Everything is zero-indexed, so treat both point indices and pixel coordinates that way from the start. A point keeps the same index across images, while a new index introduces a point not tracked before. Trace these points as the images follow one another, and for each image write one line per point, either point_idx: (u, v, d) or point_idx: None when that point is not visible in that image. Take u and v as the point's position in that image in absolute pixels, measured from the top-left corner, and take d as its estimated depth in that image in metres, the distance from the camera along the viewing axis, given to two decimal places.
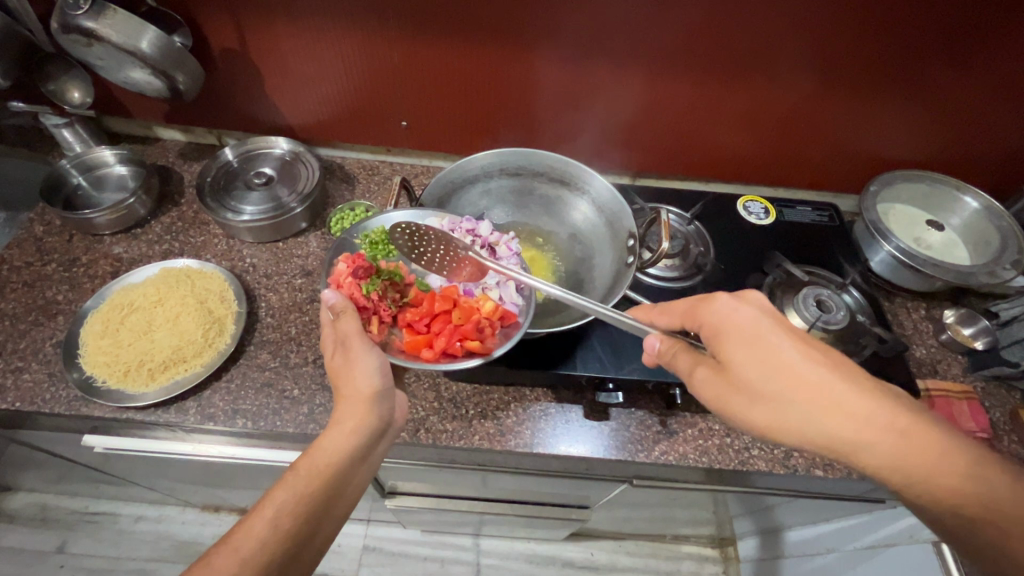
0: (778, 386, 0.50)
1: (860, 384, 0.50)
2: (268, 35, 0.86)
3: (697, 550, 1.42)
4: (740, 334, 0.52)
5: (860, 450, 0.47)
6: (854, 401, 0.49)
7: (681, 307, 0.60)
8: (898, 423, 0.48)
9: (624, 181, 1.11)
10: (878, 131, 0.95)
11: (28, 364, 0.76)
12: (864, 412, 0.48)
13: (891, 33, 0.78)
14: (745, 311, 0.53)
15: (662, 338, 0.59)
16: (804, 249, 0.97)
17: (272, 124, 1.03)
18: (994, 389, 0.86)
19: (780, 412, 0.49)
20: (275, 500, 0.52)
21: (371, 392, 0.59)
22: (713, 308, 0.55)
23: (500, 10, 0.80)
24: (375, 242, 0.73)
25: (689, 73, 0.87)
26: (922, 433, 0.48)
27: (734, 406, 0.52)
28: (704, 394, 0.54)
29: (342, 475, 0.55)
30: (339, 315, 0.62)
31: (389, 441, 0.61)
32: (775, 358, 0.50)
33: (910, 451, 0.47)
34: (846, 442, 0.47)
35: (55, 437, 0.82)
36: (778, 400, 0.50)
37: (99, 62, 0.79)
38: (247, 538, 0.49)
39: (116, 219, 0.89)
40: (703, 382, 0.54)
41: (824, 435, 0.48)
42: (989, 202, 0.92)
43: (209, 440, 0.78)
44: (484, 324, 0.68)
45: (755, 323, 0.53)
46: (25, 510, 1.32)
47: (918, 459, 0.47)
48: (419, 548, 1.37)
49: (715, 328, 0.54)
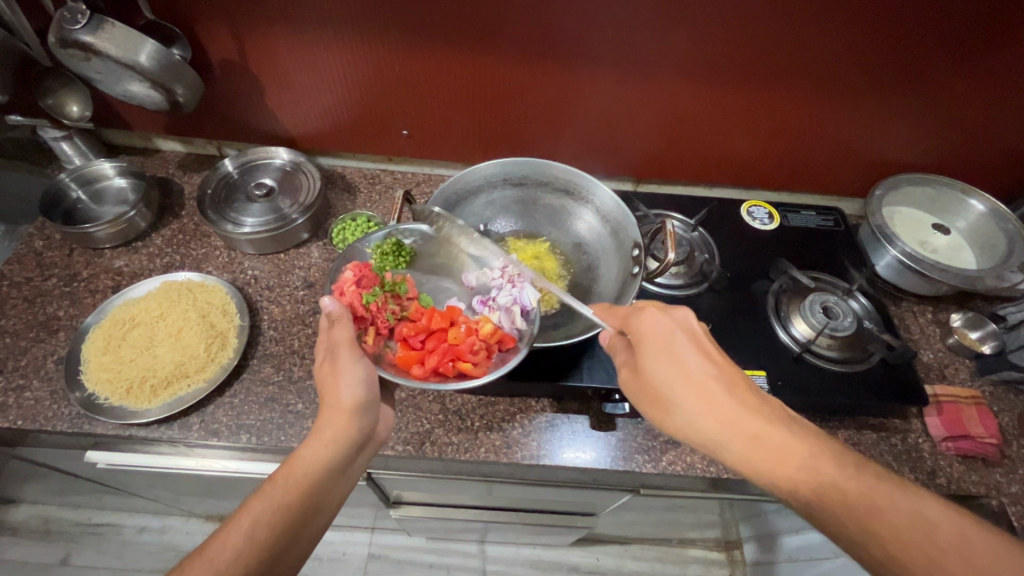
0: (669, 390, 0.54)
1: (743, 401, 0.52)
2: (268, 46, 0.85)
3: (704, 554, 1.42)
4: (652, 343, 0.56)
5: (722, 451, 0.51)
6: (727, 407, 0.52)
7: (623, 309, 0.62)
8: (760, 431, 0.50)
9: (626, 186, 1.11)
10: (881, 133, 0.95)
11: (29, 382, 0.76)
12: (737, 422, 0.51)
13: (896, 32, 0.77)
14: (664, 324, 0.56)
15: (610, 335, 0.63)
16: (811, 255, 0.96)
17: (272, 134, 1.02)
18: (1003, 393, 0.85)
19: (665, 411, 0.54)
20: (252, 511, 0.51)
21: (352, 403, 0.58)
22: (639, 317, 0.58)
23: (499, 17, 0.79)
24: (385, 252, 0.73)
25: (691, 79, 0.87)
26: (782, 444, 0.49)
27: (643, 403, 0.57)
28: (627, 391, 0.59)
29: (320, 487, 0.54)
30: (335, 322, 0.62)
31: (368, 453, 0.61)
32: (674, 368, 0.54)
33: (763, 457, 0.49)
34: (708, 441, 0.52)
35: (57, 453, 0.81)
36: (667, 402, 0.54)
37: (97, 75, 0.78)
38: (223, 549, 0.48)
39: (116, 233, 0.89)
40: (624, 380, 0.59)
41: (696, 436, 0.52)
42: (995, 205, 0.91)
43: (213, 454, 0.77)
44: (481, 346, 0.66)
45: (665, 334, 0.56)
46: (28, 522, 1.32)
47: (768, 465, 0.49)
48: (424, 555, 1.37)
49: (636, 334, 0.58)
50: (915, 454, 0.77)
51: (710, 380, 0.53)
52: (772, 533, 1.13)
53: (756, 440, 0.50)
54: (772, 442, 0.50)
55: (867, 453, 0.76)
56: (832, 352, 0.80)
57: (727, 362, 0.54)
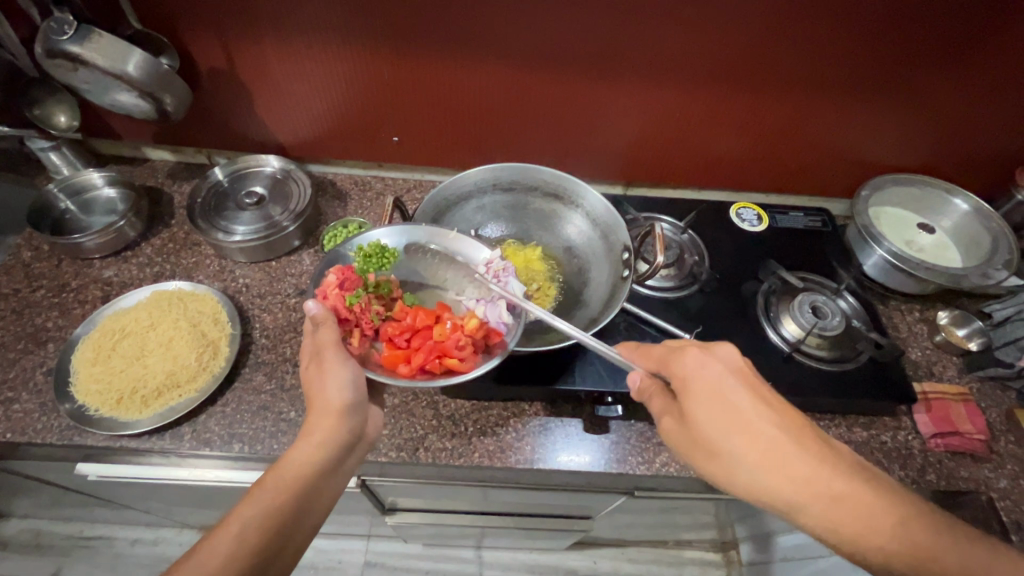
0: (731, 443, 0.51)
1: (814, 452, 0.49)
2: (256, 54, 0.85)
3: (701, 554, 1.42)
4: (703, 390, 0.53)
5: (798, 511, 0.48)
6: (797, 461, 0.49)
7: (656, 350, 0.60)
8: (835, 487, 0.48)
9: (617, 190, 1.12)
10: (867, 134, 0.96)
11: (18, 395, 0.75)
12: (812, 478, 0.48)
13: (878, 33, 0.78)
14: (712, 367, 0.54)
15: (643, 376, 0.60)
16: (799, 255, 0.97)
17: (262, 143, 1.02)
18: (990, 389, 0.86)
19: (728, 468, 0.51)
20: (241, 515, 0.51)
21: (340, 405, 0.58)
22: (682, 360, 0.56)
23: (487, 22, 0.79)
24: (368, 254, 0.71)
25: (678, 82, 0.87)
26: (862, 499, 0.47)
27: (693, 457, 0.54)
28: (672, 442, 0.56)
29: (311, 489, 0.55)
30: (319, 325, 0.61)
31: (359, 453, 0.61)
32: (732, 416, 0.51)
33: (850, 518, 0.46)
34: (784, 502, 0.48)
35: (47, 466, 0.80)
36: (729, 456, 0.51)
37: (85, 85, 0.78)
38: (212, 555, 0.48)
39: (105, 243, 0.88)
40: (668, 431, 0.56)
41: (766, 496, 0.49)
42: (979, 204, 0.93)
43: (205, 464, 0.77)
44: (467, 341, 0.66)
45: (715, 378, 0.54)
46: (19, 536, 1.30)
47: (856, 527, 0.46)
48: (421, 562, 1.36)
49: (681, 380, 0.55)
50: (905, 451, 0.77)
51: (769, 425, 0.50)
52: (767, 533, 1.14)
53: (838, 499, 0.47)
54: (856, 499, 0.47)
55: (858, 452, 0.77)
56: (822, 352, 0.81)
57: (783, 406, 0.52)
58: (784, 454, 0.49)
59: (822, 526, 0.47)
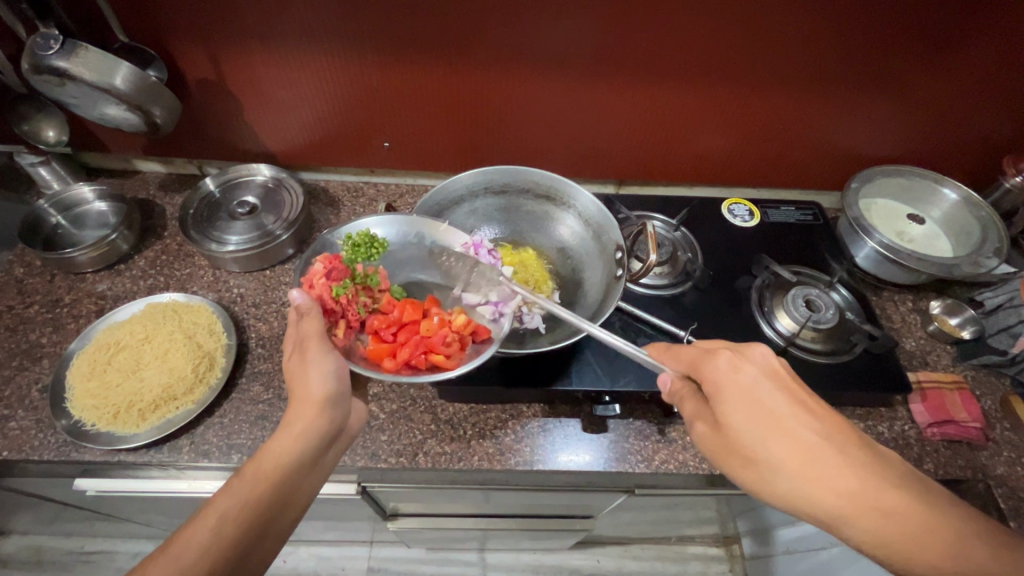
0: (771, 451, 0.50)
1: (858, 463, 0.49)
2: (245, 64, 0.85)
3: (703, 550, 1.42)
4: (739, 395, 0.53)
5: (846, 523, 0.47)
6: (843, 474, 0.48)
7: (688, 352, 0.60)
8: (882, 500, 0.47)
9: (609, 189, 1.12)
10: (855, 127, 0.97)
11: (14, 412, 0.75)
12: (856, 490, 0.48)
13: (862, 26, 0.79)
14: (745, 373, 0.54)
15: (674, 379, 0.60)
16: (792, 249, 0.98)
17: (252, 151, 1.02)
18: (985, 377, 0.87)
19: (768, 479, 0.50)
20: (219, 507, 0.50)
21: (321, 395, 0.58)
22: (715, 363, 0.55)
23: (474, 26, 0.80)
24: (355, 244, 0.70)
25: (666, 79, 0.88)
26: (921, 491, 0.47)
27: (728, 466, 0.53)
28: (705, 448, 0.55)
29: (291, 480, 0.55)
30: (303, 316, 0.61)
31: (342, 446, 0.61)
32: (770, 423, 0.51)
33: (904, 535, 0.46)
34: (827, 513, 0.48)
35: (46, 482, 0.80)
36: (770, 466, 0.50)
37: (73, 100, 0.78)
38: (187, 549, 0.47)
39: (98, 256, 0.88)
40: (700, 436, 0.56)
41: (810, 508, 0.48)
42: (967, 193, 0.94)
43: (204, 477, 0.76)
44: (454, 337, 0.66)
45: (751, 382, 0.53)
46: (19, 553, 1.30)
47: (904, 539, 0.46)
48: (425, 566, 1.36)
49: (712, 385, 0.55)
50: (902, 441, 0.78)
51: (811, 435, 0.50)
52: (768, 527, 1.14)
53: (892, 513, 0.47)
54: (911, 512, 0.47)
55: None
56: (818, 345, 0.81)
57: (825, 413, 0.52)
58: (829, 466, 0.48)
59: (871, 541, 0.47)
